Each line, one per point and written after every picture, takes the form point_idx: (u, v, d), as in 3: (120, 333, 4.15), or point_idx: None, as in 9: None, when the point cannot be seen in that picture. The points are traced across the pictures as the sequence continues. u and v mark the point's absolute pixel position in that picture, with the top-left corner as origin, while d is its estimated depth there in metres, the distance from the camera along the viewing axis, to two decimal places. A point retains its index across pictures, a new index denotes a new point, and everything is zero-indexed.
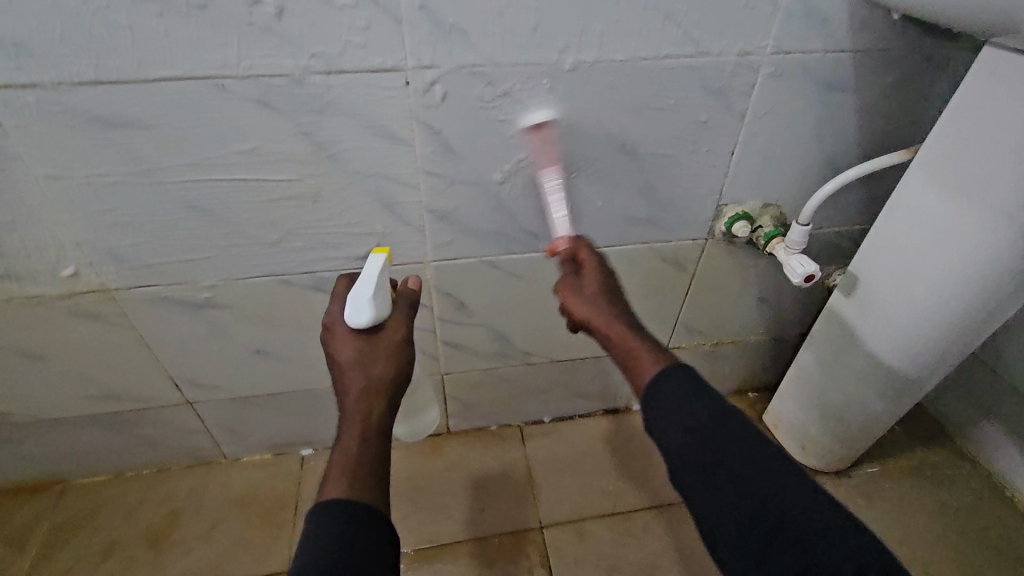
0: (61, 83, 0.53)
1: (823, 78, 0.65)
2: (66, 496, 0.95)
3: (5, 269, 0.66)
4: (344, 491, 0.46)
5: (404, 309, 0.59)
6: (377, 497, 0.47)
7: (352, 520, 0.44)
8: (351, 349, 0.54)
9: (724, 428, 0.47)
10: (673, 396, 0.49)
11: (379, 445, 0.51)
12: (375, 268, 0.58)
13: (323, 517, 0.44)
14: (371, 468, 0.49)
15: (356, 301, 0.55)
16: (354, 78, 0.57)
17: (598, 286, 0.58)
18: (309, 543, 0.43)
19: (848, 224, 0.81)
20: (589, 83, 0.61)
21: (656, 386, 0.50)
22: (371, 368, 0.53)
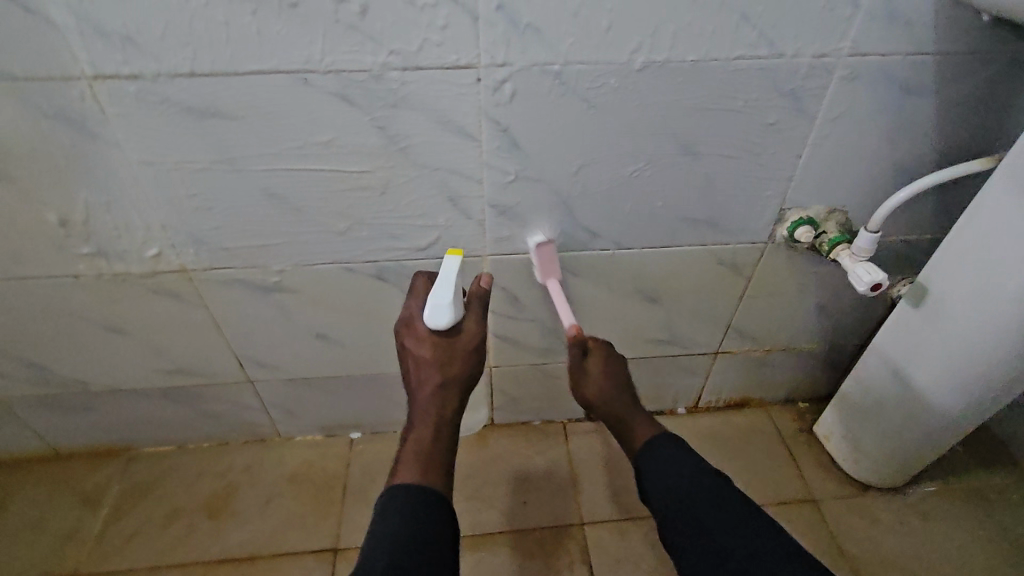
0: (161, 74, 0.56)
1: (901, 81, 0.63)
2: (134, 463, 1.01)
3: (97, 247, 0.71)
4: (415, 474, 0.50)
5: (477, 311, 0.61)
6: (444, 484, 0.51)
7: (422, 503, 0.48)
8: (428, 346, 0.57)
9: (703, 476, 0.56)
10: (665, 458, 0.58)
11: (449, 438, 0.54)
12: (451, 270, 0.60)
13: (397, 496, 0.49)
14: (441, 457, 0.52)
15: (434, 304, 0.57)
16: (429, 74, 0.59)
17: (603, 364, 0.67)
18: (384, 519, 0.47)
19: (917, 233, 0.79)
20: (658, 83, 0.61)
21: (654, 449, 0.60)
22: (446, 366, 0.56)
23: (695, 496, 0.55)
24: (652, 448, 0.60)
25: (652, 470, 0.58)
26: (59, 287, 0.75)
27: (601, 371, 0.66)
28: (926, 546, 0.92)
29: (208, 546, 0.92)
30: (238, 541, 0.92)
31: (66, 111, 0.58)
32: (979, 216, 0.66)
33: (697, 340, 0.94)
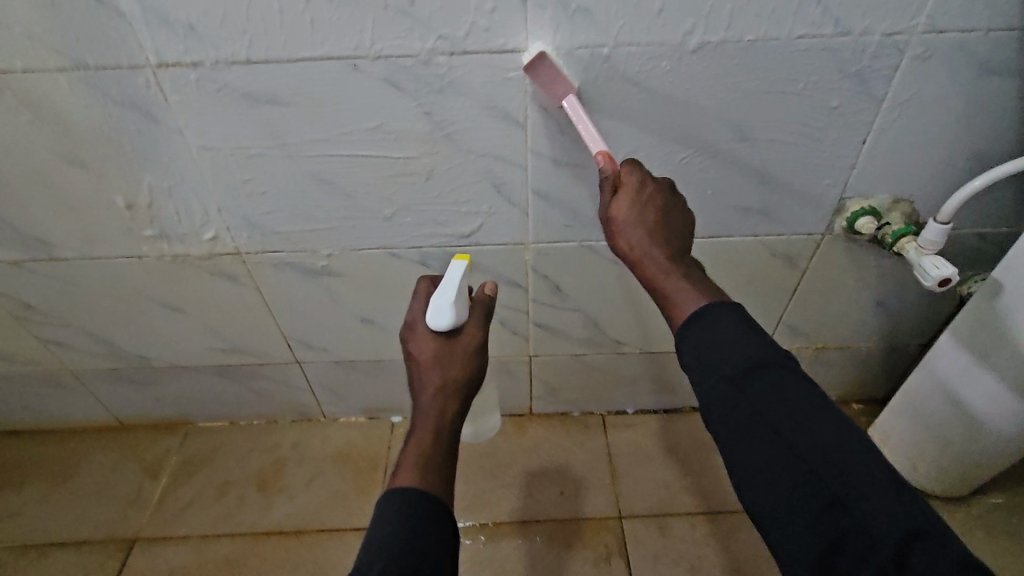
0: (220, 62, 0.58)
1: (982, 61, 0.58)
2: (190, 436, 1.07)
3: (160, 229, 0.75)
4: (414, 478, 0.47)
5: (480, 314, 0.61)
6: (444, 489, 0.48)
7: (418, 508, 0.45)
8: (431, 348, 0.56)
9: (777, 382, 0.45)
10: (720, 336, 0.46)
11: (449, 443, 0.52)
12: (456, 273, 0.61)
13: (395, 500, 0.45)
14: (441, 461, 0.49)
15: (437, 304, 0.58)
16: (476, 59, 0.58)
17: (649, 219, 0.54)
18: (379, 525, 0.44)
19: (993, 226, 0.73)
20: (712, 64, 0.59)
21: (703, 319, 0.48)
22: (447, 368, 0.55)
23: (766, 417, 0.44)
24: (697, 320, 0.48)
25: (702, 354, 0.47)
26: (125, 267, 0.79)
27: (637, 217, 0.54)
28: (993, 562, 0.86)
29: (258, 518, 0.96)
30: (286, 515, 0.96)
31: (133, 98, 0.61)
32: None
33: None
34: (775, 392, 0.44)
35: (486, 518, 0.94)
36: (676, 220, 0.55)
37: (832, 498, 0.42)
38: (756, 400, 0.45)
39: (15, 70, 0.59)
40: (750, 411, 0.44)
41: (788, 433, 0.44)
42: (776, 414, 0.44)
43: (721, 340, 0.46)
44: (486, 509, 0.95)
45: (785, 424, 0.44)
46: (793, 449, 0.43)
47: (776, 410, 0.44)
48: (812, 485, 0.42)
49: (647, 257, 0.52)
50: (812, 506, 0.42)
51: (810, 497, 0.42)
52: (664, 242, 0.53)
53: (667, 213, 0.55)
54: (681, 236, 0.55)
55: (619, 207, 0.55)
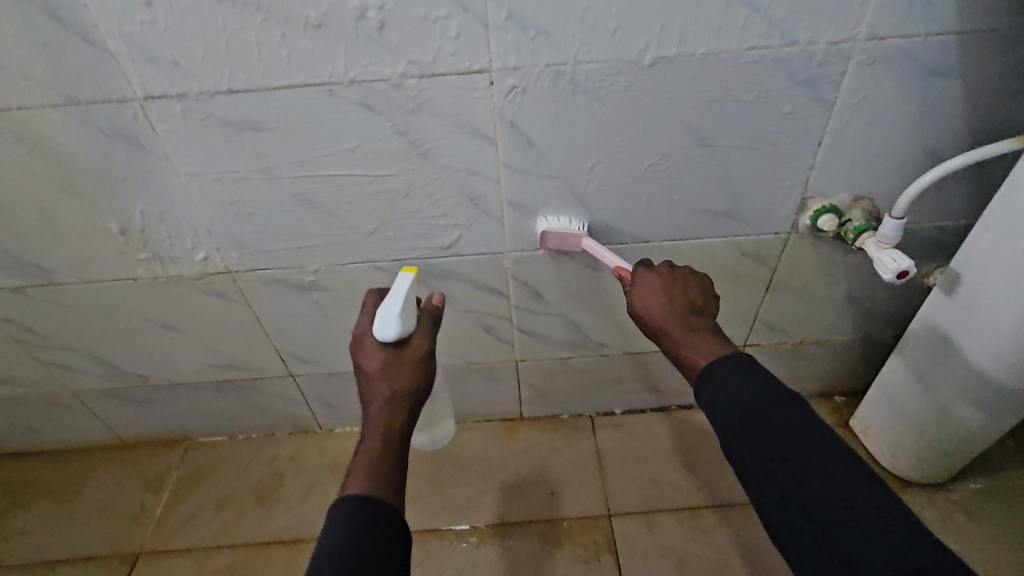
0: (203, 93, 0.62)
1: (924, 64, 0.61)
2: (190, 452, 1.10)
3: (154, 252, 0.78)
4: (364, 485, 0.52)
5: (427, 325, 0.65)
6: (393, 493, 0.53)
7: (369, 512, 0.50)
8: (377, 359, 0.61)
9: (779, 411, 0.48)
10: (727, 373, 0.52)
11: (397, 450, 0.57)
12: (403, 284, 0.64)
13: (347, 504, 0.50)
14: (390, 468, 0.55)
15: (384, 317, 0.61)
16: (444, 80, 0.62)
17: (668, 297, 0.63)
18: (331, 528, 0.48)
19: (952, 218, 0.76)
20: (668, 77, 0.62)
21: (709, 373, 0.53)
22: (395, 379, 0.60)
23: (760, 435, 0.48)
24: (708, 376, 0.53)
25: (715, 384, 0.52)
26: (121, 289, 0.83)
27: (655, 296, 0.63)
28: (975, 546, 0.88)
29: (257, 528, 0.98)
30: (283, 525, 0.99)
31: (124, 130, 0.65)
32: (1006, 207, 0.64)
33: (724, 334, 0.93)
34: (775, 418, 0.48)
35: (479, 521, 0.96)
36: (691, 299, 0.64)
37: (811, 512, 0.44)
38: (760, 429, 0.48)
39: (11, 109, 0.63)
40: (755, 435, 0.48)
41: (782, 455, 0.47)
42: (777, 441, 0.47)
43: (728, 378, 0.52)
44: (478, 512, 0.97)
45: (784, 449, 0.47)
46: (791, 471, 0.46)
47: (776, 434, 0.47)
48: (796, 502, 0.45)
49: (666, 327, 0.60)
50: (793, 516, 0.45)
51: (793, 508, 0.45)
52: (679, 314, 0.61)
53: (679, 288, 0.64)
54: (698, 310, 0.63)
55: (638, 295, 0.64)
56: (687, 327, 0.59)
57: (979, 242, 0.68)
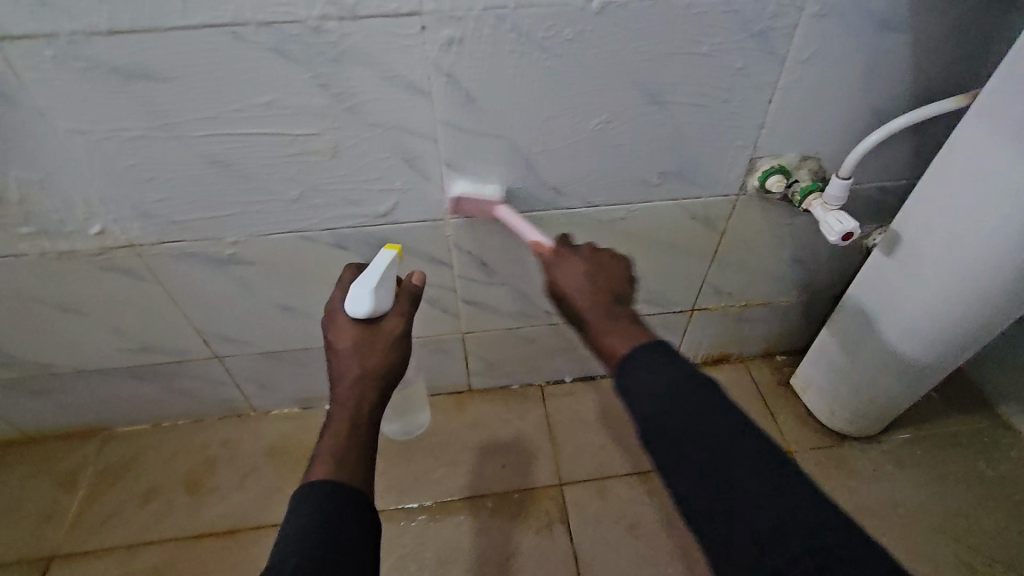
0: (77, 34, 0.52)
1: (875, 17, 0.59)
2: (108, 443, 1.00)
3: (38, 225, 0.68)
4: (330, 471, 0.48)
5: (406, 302, 0.60)
6: (362, 478, 0.49)
7: (336, 499, 0.45)
8: (350, 337, 0.56)
9: (698, 400, 0.45)
10: (649, 367, 0.48)
11: (367, 432, 0.53)
12: (382, 262, 0.59)
13: (312, 490, 0.46)
14: (360, 451, 0.51)
15: (357, 291, 0.56)
16: (369, 24, 0.54)
17: (590, 274, 0.59)
18: (294, 517, 0.44)
19: (893, 179, 0.77)
20: (617, 26, 0.57)
21: (629, 364, 0.49)
22: (367, 358, 0.55)
23: (684, 415, 0.45)
24: (626, 363, 0.49)
25: (639, 378, 0.48)
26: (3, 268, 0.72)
27: (579, 277, 0.59)
28: (901, 490, 0.94)
29: (187, 522, 0.92)
30: (218, 516, 0.92)
31: None
32: (941, 181, 0.66)
33: (675, 298, 0.92)
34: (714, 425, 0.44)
35: (427, 499, 0.93)
36: (616, 282, 0.59)
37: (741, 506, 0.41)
38: (693, 438, 0.44)
39: None
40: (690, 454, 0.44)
41: (728, 469, 0.42)
42: (723, 455, 0.43)
43: (652, 371, 0.47)
44: (428, 489, 0.94)
45: (724, 464, 0.43)
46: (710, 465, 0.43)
47: (700, 424, 0.44)
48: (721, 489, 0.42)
49: (588, 319, 0.56)
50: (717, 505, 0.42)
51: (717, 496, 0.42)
52: (603, 304, 0.56)
53: (607, 277, 0.59)
54: (622, 295, 0.58)
55: (563, 274, 0.61)
56: (608, 318, 0.55)
57: (912, 217, 0.71)
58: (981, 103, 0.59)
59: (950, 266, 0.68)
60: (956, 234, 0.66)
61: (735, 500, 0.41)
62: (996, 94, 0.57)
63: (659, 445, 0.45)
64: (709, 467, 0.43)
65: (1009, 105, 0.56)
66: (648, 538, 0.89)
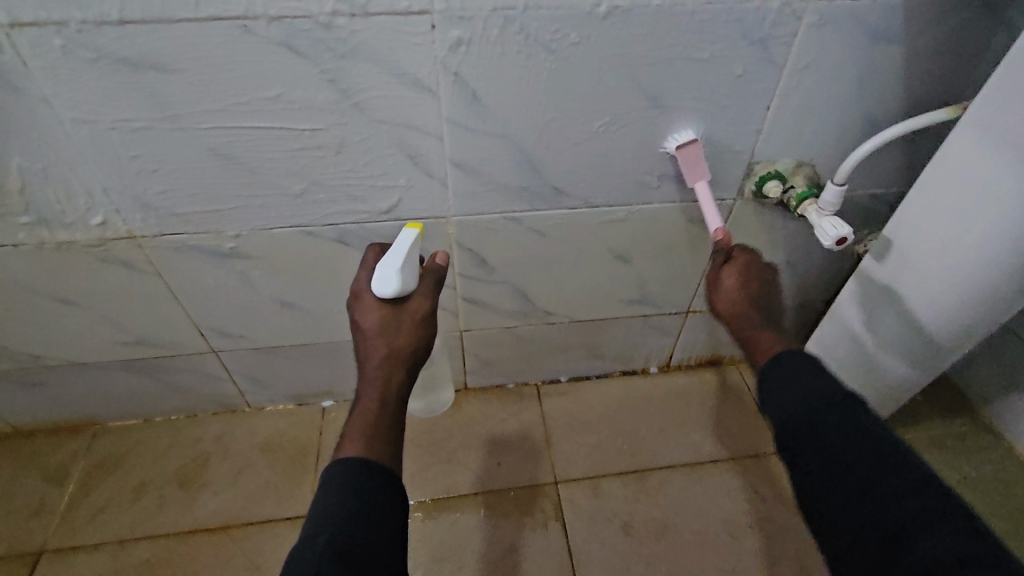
0: (86, 23, 0.52)
1: (871, 28, 0.61)
2: (99, 437, 0.99)
3: (37, 214, 0.67)
4: (362, 449, 0.48)
5: (430, 283, 0.60)
6: (392, 455, 0.49)
7: (364, 475, 0.46)
8: (376, 317, 0.56)
9: (832, 408, 0.48)
10: (790, 377, 0.52)
11: (396, 411, 0.53)
12: (407, 240, 0.58)
13: (342, 468, 0.46)
14: (389, 429, 0.51)
15: (384, 271, 0.56)
16: (379, 22, 0.55)
17: (752, 285, 0.62)
18: (324, 494, 0.45)
19: (883, 187, 0.79)
20: (623, 31, 0.58)
21: (777, 362, 0.53)
22: (393, 337, 0.55)
23: (818, 424, 0.48)
24: (777, 361, 0.53)
25: (778, 386, 0.52)
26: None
27: (740, 285, 0.62)
28: None
29: (180, 518, 0.91)
30: (211, 511, 0.92)
31: None
32: (932, 186, 0.67)
33: (671, 299, 0.94)
34: (850, 424, 0.47)
35: (422, 496, 0.93)
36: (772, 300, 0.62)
37: (874, 507, 0.43)
38: (829, 444, 0.47)
39: None
40: (822, 453, 0.47)
41: (860, 463, 0.45)
42: (859, 454, 0.46)
43: (788, 380, 0.51)
44: (423, 486, 0.94)
45: (855, 466, 0.45)
46: (839, 470, 0.46)
47: (835, 431, 0.47)
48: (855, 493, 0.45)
49: (741, 313, 0.60)
50: (852, 506, 0.44)
51: (851, 497, 0.45)
52: (755, 303, 0.61)
53: (754, 279, 0.63)
54: (774, 310, 0.61)
55: (725, 278, 0.63)
56: (762, 316, 0.60)
57: (904, 221, 0.72)
58: (972, 110, 0.60)
59: (942, 273, 0.70)
60: (948, 241, 0.68)
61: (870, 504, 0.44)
62: (987, 102, 0.58)
63: (796, 451, 0.49)
64: (848, 463, 0.46)
65: (999, 113, 0.57)
66: (640, 536, 0.90)
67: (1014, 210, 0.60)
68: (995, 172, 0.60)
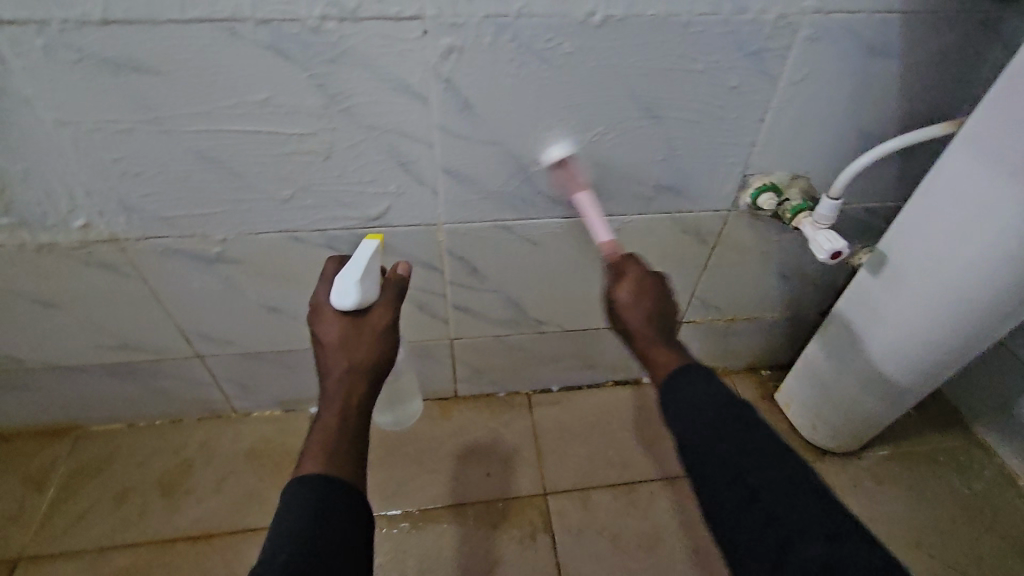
0: (68, 23, 0.51)
1: (867, 41, 0.61)
2: (81, 442, 0.97)
3: (17, 216, 0.66)
4: (321, 465, 0.47)
5: (392, 294, 0.59)
6: (354, 472, 0.48)
7: (326, 493, 0.45)
8: (336, 330, 0.55)
9: (732, 416, 0.48)
10: (693, 383, 0.51)
11: (358, 426, 0.52)
12: (366, 253, 0.58)
13: (303, 486, 0.45)
14: (352, 445, 0.50)
15: (342, 284, 0.55)
16: (369, 27, 0.54)
17: (650, 295, 0.58)
18: (285, 512, 0.44)
19: (878, 201, 0.78)
20: (617, 40, 0.58)
21: (674, 383, 0.52)
22: (353, 351, 0.54)
23: (718, 433, 0.48)
24: (678, 380, 0.52)
25: (682, 392, 0.51)
26: None
27: (639, 297, 0.58)
28: (880, 507, 0.95)
29: (162, 525, 0.89)
30: (192, 519, 0.90)
31: None
32: (930, 201, 0.67)
33: None
34: (748, 435, 0.47)
35: (408, 506, 0.92)
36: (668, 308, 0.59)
37: (765, 513, 0.44)
38: (728, 451, 0.47)
39: None
40: (714, 461, 0.47)
41: (750, 471, 0.46)
42: (752, 461, 0.46)
43: (693, 388, 0.51)
44: (410, 496, 0.93)
45: (748, 472, 0.46)
46: (736, 476, 0.46)
47: (735, 438, 0.47)
48: (747, 499, 0.45)
49: (645, 332, 0.57)
50: (744, 512, 0.44)
51: (744, 503, 0.45)
52: (654, 319, 0.57)
53: (651, 287, 0.59)
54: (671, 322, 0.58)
55: (624, 292, 0.59)
56: (664, 336, 0.56)
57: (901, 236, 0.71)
58: (971, 125, 0.60)
59: (939, 290, 0.69)
60: (945, 257, 0.67)
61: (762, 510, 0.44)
62: (986, 117, 0.58)
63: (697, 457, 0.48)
64: (739, 474, 0.46)
65: (999, 130, 0.57)
66: (630, 550, 0.88)
67: (1014, 228, 0.59)
68: (993, 189, 0.59)
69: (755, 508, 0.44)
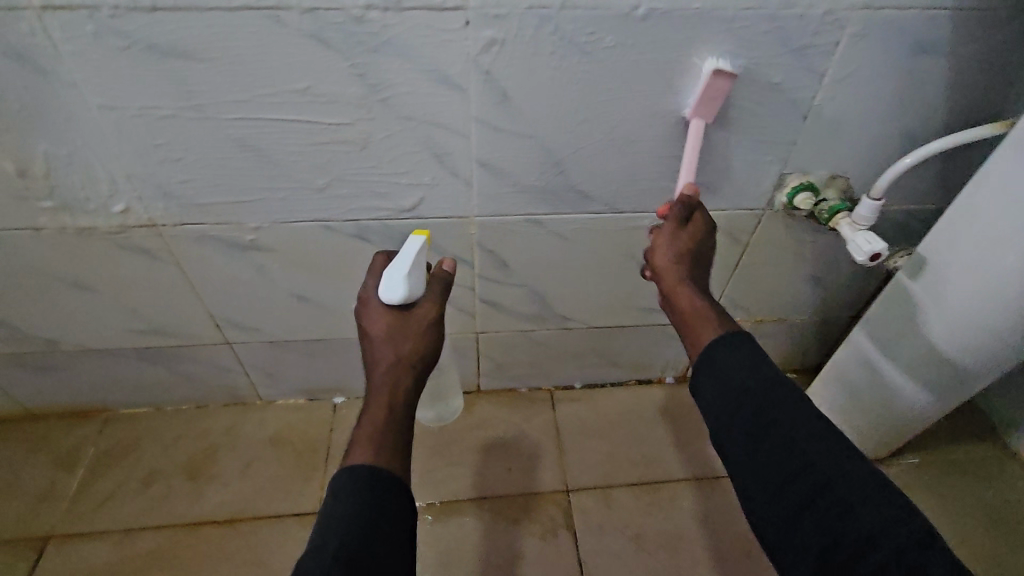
0: (118, 9, 0.51)
1: (916, 39, 0.59)
2: (110, 424, 0.99)
3: (59, 199, 0.67)
4: (370, 455, 0.47)
5: (437, 292, 0.59)
6: (402, 463, 0.48)
7: (375, 480, 0.45)
8: (384, 323, 0.55)
9: (787, 407, 0.48)
10: (738, 364, 0.51)
11: (404, 418, 0.51)
12: (413, 247, 0.59)
13: (350, 473, 0.45)
14: (399, 436, 0.49)
15: (391, 277, 0.56)
16: (411, 17, 0.54)
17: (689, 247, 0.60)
18: (333, 500, 0.44)
19: (917, 203, 0.77)
20: (660, 33, 0.57)
21: (714, 356, 0.52)
22: (400, 343, 0.54)
23: (774, 425, 0.47)
24: (720, 350, 0.52)
25: (726, 369, 0.51)
26: (20, 240, 0.71)
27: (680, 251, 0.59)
28: None
29: (187, 509, 0.90)
30: (218, 504, 0.91)
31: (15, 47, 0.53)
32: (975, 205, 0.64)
33: None
34: (806, 428, 0.46)
35: (429, 498, 0.92)
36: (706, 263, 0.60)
37: (832, 511, 0.43)
38: (788, 444, 0.46)
39: None
40: (774, 463, 0.46)
41: (812, 466, 0.45)
42: (813, 455, 0.45)
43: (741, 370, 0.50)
44: (431, 488, 0.93)
45: (812, 468, 0.45)
46: (798, 471, 0.45)
47: (794, 430, 0.46)
48: (813, 497, 0.44)
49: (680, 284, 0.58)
50: (810, 510, 0.43)
51: (809, 500, 0.44)
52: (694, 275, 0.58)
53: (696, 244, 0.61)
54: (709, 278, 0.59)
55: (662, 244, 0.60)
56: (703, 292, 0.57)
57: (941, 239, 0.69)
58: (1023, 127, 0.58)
59: (982, 292, 0.67)
60: (988, 259, 0.64)
61: (830, 508, 0.43)
62: None
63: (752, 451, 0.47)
64: (803, 470, 0.45)
65: None
66: (652, 549, 0.88)
67: None
68: None
69: (820, 506, 0.43)
